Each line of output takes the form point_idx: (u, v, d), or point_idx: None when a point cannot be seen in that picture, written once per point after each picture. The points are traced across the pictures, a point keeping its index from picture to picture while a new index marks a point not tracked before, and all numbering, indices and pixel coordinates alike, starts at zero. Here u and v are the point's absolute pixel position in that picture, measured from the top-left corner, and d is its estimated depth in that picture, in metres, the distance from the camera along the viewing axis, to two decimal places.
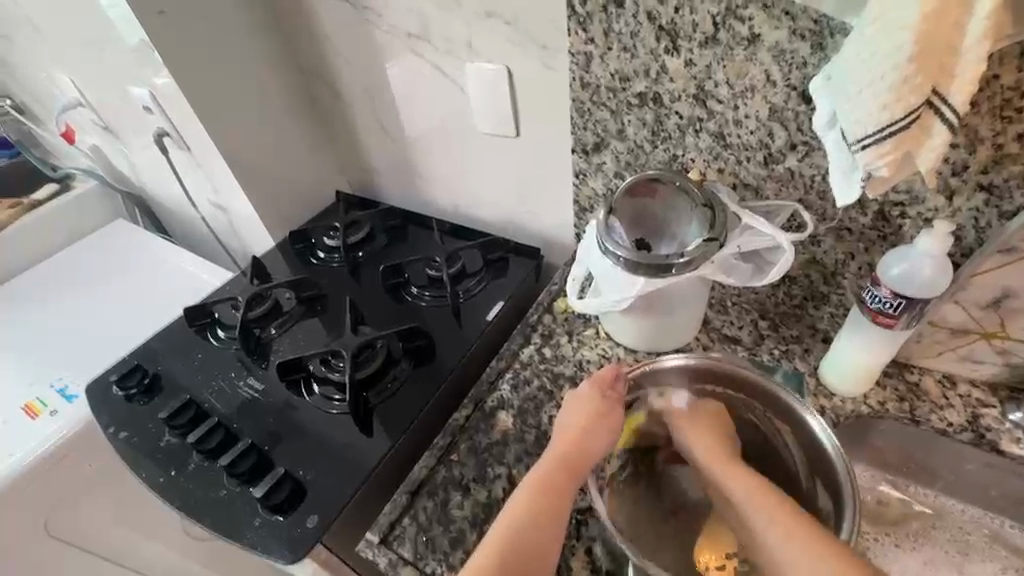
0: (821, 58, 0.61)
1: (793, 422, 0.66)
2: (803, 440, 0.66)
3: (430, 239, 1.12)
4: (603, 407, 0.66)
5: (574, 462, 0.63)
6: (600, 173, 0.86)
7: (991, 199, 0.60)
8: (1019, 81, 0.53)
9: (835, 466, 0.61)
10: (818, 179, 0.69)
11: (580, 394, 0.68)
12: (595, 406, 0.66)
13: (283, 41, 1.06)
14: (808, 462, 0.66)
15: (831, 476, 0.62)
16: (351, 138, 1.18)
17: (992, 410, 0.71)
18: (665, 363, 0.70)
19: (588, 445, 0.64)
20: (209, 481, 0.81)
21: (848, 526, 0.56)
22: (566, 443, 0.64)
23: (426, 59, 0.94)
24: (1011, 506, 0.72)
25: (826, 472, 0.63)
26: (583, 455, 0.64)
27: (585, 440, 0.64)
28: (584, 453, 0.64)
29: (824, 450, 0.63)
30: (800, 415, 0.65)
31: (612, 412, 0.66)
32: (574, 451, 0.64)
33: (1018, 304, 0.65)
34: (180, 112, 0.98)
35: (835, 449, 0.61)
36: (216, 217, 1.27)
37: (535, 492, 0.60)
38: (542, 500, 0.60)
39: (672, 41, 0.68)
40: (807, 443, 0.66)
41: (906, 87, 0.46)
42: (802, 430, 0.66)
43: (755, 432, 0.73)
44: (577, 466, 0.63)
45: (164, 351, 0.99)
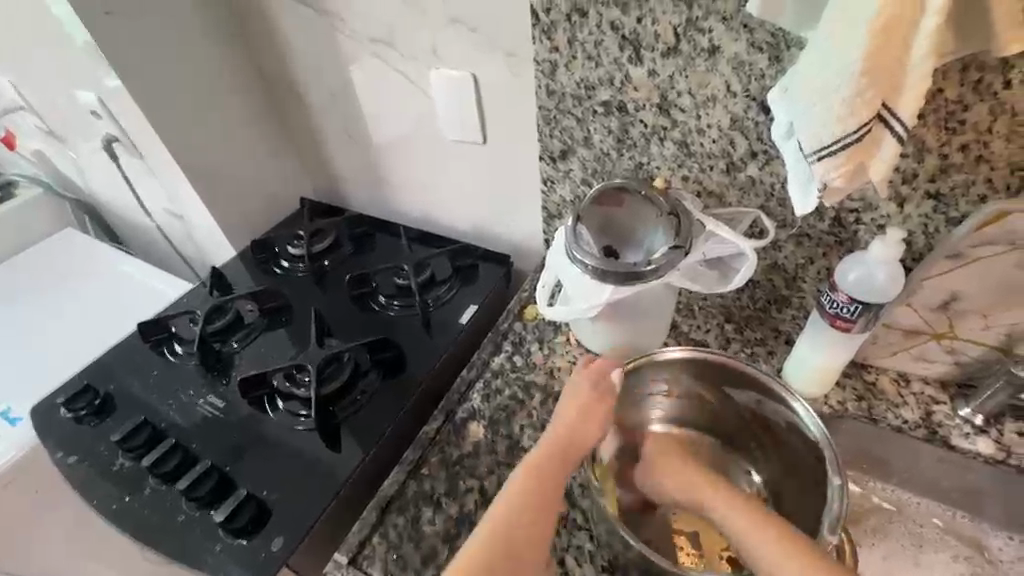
0: (778, 70, 0.63)
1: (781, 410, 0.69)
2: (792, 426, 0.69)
3: (398, 247, 1.10)
4: (594, 403, 0.68)
5: (562, 460, 0.64)
6: (567, 180, 0.86)
7: (939, 206, 0.62)
8: (961, 96, 0.55)
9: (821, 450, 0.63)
10: (778, 187, 0.71)
11: (575, 383, 0.70)
12: (586, 401, 0.68)
13: (243, 45, 1.03)
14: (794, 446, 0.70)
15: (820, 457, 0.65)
16: (314, 144, 1.14)
17: (944, 406, 0.74)
18: (665, 355, 0.71)
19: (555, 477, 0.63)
20: (167, 506, 0.78)
21: (832, 517, 0.58)
22: (556, 438, 0.66)
23: (390, 65, 0.92)
24: (961, 497, 0.75)
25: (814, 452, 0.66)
26: (575, 451, 0.65)
27: (574, 439, 0.65)
28: (573, 452, 0.65)
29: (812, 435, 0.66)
30: (787, 401, 0.67)
31: (605, 404, 0.68)
32: (559, 452, 0.64)
33: (965, 306, 0.68)
34: (132, 119, 0.94)
35: (822, 434, 0.64)
36: (171, 225, 1.21)
37: (525, 495, 0.60)
38: (532, 499, 0.60)
39: (635, 51, 0.69)
40: (792, 427, 0.69)
41: (859, 101, 0.47)
42: (786, 417, 0.69)
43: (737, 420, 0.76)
44: (564, 467, 0.64)
45: (117, 369, 0.95)
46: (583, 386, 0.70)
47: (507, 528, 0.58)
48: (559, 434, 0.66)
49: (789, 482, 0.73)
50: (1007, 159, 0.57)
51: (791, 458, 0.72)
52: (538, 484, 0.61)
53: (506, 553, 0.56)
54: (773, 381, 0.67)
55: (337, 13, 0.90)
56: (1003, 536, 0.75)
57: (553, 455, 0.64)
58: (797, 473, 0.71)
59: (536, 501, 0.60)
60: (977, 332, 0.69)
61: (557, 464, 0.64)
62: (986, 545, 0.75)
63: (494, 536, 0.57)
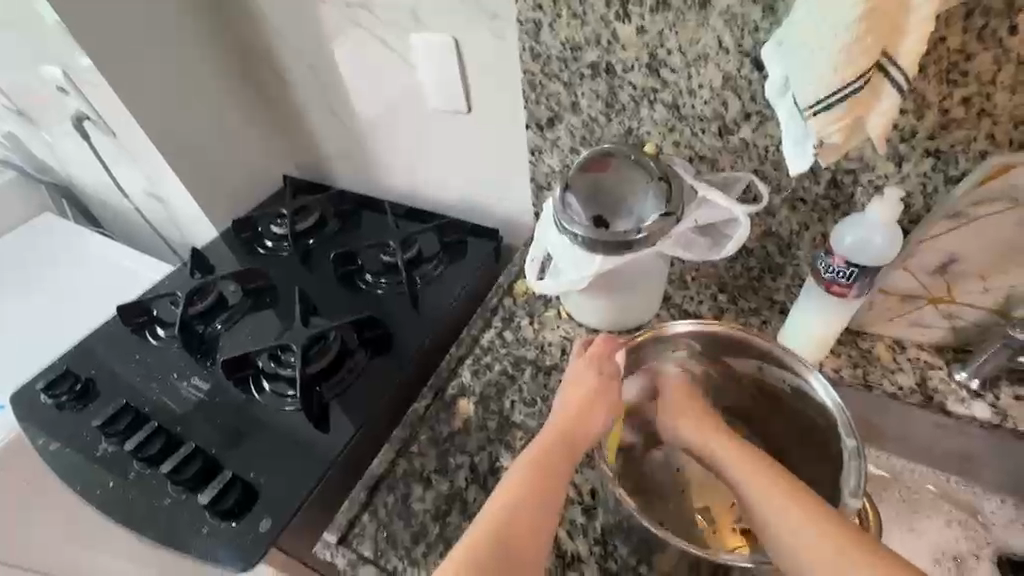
0: (772, 22, 0.60)
1: (792, 381, 0.67)
2: (802, 397, 0.67)
3: (383, 224, 1.07)
4: (600, 389, 0.65)
5: (564, 450, 0.61)
6: (555, 149, 0.83)
7: (939, 164, 0.60)
8: (964, 44, 0.52)
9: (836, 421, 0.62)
10: (772, 149, 0.68)
11: (577, 370, 0.67)
12: (591, 388, 0.65)
13: (217, 13, 0.98)
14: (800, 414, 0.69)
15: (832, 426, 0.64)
16: (294, 118, 1.10)
17: (940, 371, 0.73)
18: (674, 329, 0.69)
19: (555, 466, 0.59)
20: (153, 490, 0.76)
21: (852, 485, 0.58)
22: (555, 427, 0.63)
23: (369, 31, 0.88)
24: (955, 462, 0.75)
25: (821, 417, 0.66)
26: (578, 441, 0.62)
27: (575, 426, 0.63)
28: (577, 442, 0.62)
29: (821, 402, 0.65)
30: (798, 370, 0.65)
31: (611, 389, 0.66)
32: (561, 442, 0.61)
33: (963, 269, 0.66)
34: (101, 95, 0.90)
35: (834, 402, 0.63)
36: (150, 206, 1.18)
37: (524, 489, 0.57)
38: (532, 489, 0.57)
39: (622, 7, 0.65)
40: (801, 394, 0.68)
41: (858, 48, 0.44)
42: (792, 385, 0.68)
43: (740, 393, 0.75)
44: (565, 454, 0.61)
45: (97, 354, 0.92)
46: (587, 374, 0.67)
47: (507, 524, 0.54)
48: (559, 423, 0.63)
49: (796, 447, 0.72)
50: (1010, 112, 0.55)
51: (800, 425, 0.70)
52: (538, 475, 0.58)
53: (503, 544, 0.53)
54: (784, 351, 0.65)
55: None
56: (995, 500, 0.75)
57: (555, 445, 0.61)
58: (805, 439, 0.70)
59: (535, 495, 0.57)
60: (974, 295, 0.68)
61: (557, 451, 0.61)
62: (979, 509, 0.75)
63: (492, 527, 0.54)
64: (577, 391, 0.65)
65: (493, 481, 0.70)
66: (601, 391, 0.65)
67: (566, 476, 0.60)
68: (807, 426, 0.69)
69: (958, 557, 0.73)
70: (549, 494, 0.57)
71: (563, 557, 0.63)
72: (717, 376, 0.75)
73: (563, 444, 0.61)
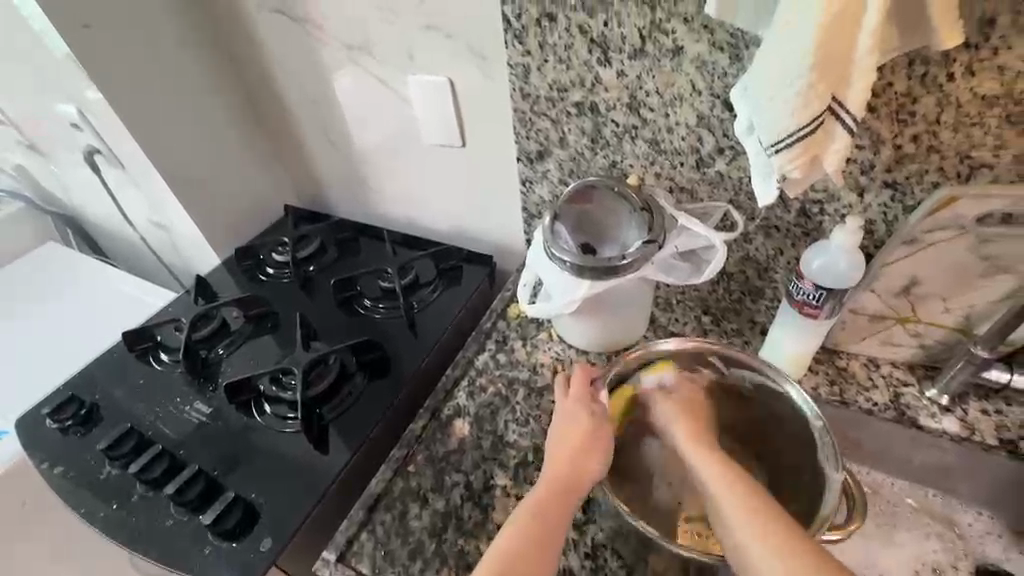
0: (739, 69, 0.65)
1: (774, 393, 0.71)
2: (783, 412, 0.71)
3: (382, 251, 1.11)
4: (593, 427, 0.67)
5: (559, 499, 0.62)
6: (545, 181, 0.88)
7: (896, 195, 0.65)
8: (910, 89, 0.58)
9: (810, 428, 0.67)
10: (745, 181, 0.73)
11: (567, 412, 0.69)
12: (582, 426, 0.67)
13: (224, 54, 1.05)
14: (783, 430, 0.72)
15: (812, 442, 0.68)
16: (296, 151, 1.16)
17: (912, 388, 0.77)
18: (662, 345, 0.74)
19: (551, 512, 0.60)
20: (155, 512, 0.78)
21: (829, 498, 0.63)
22: (551, 467, 0.64)
23: (369, 71, 0.94)
24: (932, 476, 0.78)
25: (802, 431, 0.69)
26: (573, 489, 0.63)
27: (569, 470, 0.64)
28: (572, 486, 0.63)
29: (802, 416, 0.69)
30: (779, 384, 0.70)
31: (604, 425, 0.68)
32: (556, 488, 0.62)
33: (925, 290, 0.71)
34: (114, 130, 0.95)
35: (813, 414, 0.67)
36: (154, 235, 1.22)
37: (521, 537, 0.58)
38: (529, 538, 0.58)
39: (603, 54, 0.71)
40: (785, 411, 0.71)
41: (810, 94, 0.49)
42: (777, 400, 0.71)
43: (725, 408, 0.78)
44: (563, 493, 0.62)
45: (103, 379, 0.95)
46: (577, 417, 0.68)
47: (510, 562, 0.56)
48: (555, 463, 0.64)
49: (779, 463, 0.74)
50: (955, 148, 0.60)
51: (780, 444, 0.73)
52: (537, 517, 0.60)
53: None
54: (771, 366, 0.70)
55: (314, 21, 0.93)
56: (972, 512, 0.78)
57: (551, 493, 0.62)
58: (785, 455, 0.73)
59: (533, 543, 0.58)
60: (939, 315, 0.72)
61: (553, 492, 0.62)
62: (957, 522, 0.78)
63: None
64: (566, 429, 0.67)
65: (487, 499, 0.72)
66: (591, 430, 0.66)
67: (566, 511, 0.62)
68: (791, 441, 0.71)
69: (938, 568, 0.76)
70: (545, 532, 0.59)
71: (555, 571, 0.65)
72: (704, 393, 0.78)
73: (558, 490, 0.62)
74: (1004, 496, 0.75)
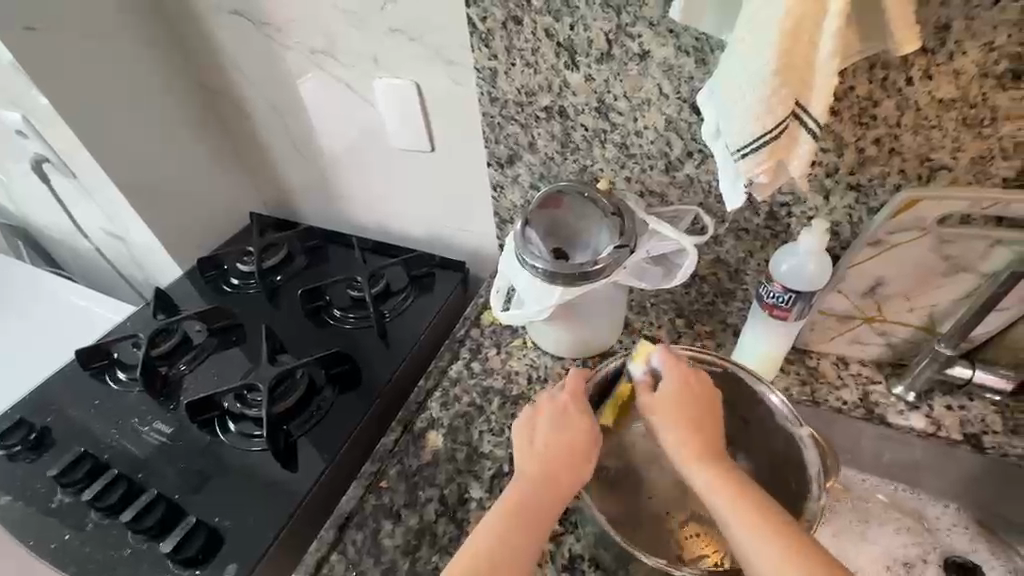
0: (705, 72, 0.65)
1: (757, 400, 0.70)
2: (766, 413, 0.69)
3: (351, 259, 1.08)
4: (571, 435, 0.64)
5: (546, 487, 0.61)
6: (516, 186, 0.87)
7: (860, 197, 0.66)
8: (871, 93, 0.58)
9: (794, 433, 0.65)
10: (714, 185, 0.73)
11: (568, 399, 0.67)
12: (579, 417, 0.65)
13: (181, 57, 1.01)
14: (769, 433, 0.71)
15: (793, 444, 0.66)
16: (260, 158, 1.12)
17: (880, 386, 0.78)
18: None
19: (536, 505, 0.59)
20: (110, 541, 0.74)
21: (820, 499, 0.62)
22: (525, 485, 0.61)
23: (334, 76, 0.91)
24: (901, 471, 0.79)
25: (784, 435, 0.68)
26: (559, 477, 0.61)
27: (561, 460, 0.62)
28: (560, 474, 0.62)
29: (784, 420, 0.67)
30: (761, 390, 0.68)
31: (578, 428, 0.64)
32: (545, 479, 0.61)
33: (890, 291, 0.72)
34: (62, 137, 0.90)
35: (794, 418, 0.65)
36: (110, 246, 1.16)
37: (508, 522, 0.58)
38: (515, 529, 0.58)
39: (570, 57, 0.70)
40: (767, 415, 0.69)
41: (774, 99, 0.49)
42: (760, 403, 0.69)
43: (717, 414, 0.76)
44: (547, 505, 0.60)
45: (54, 401, 0.90)
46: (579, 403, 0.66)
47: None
48: (529, 481, 0.61)
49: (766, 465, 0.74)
50: (915, 151, 0.61)
51: (767, 444, 0.71)
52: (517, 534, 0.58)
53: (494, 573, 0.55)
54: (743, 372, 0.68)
55: (275, 24, 0.90)
56: (939, 505, 0.80)
57: (536, 482, 0.61)
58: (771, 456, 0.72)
59: (519, 530, 0.58)
60: (903, 314, 0.74)
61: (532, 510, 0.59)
62: (925, 515, 0.79)
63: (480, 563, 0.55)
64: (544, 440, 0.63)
65: (462, 514, 0.70)
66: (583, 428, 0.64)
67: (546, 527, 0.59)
68: (778, 445, 0.70)
69: (908, 563, 0.77)
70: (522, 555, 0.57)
71: None
72: None
73: (550, 479, 0.61)
74: (969, 488, 0.77)
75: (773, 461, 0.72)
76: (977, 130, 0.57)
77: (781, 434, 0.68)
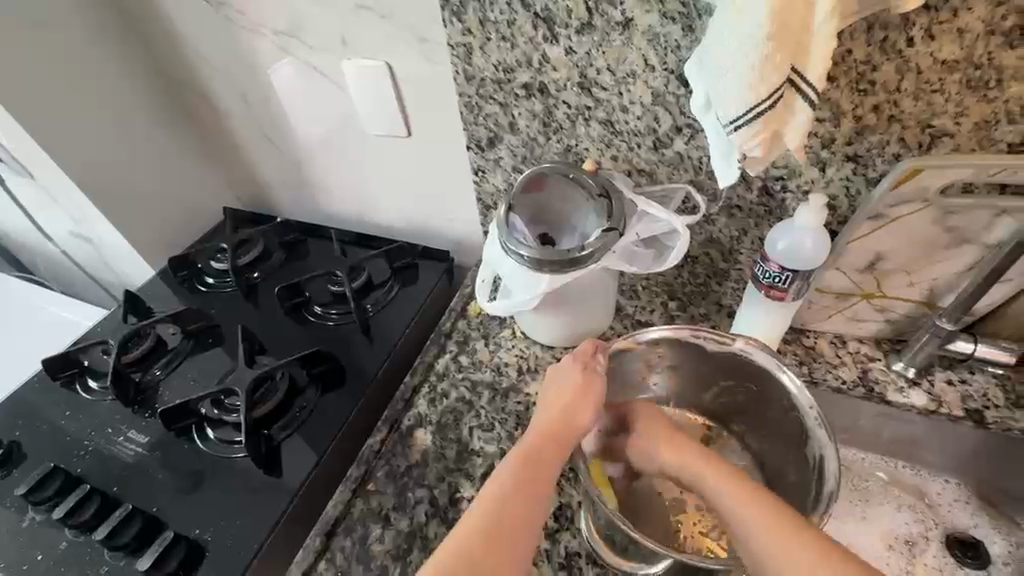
0: (692, 41, 0.61)
1: (766, 380, 0.67)
2: (776, 395, 0.67)
3: (331, 252, 1.03)
4: (568, 416, 0.62)
5: (536, 465, 0.58)
6: (498, 169, 0.83)
7: (858, 168, 0.63)
8: (869, 56, 0.55)
9: (806, 413, 0.63)
10: (705, 161, 0.70)
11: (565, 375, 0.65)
12: (572, 390, 0.63)
13: (137, 42, 0.94)
14: (778, 415, 0.69)
15: (804, 426, 0.65)
16: (229, 150, 1.06)
17: (879, 363, 0.76)
18: (643, 336, 0.68)
19: (531, 482, 0.57)
20: (87, 559, 0.71)
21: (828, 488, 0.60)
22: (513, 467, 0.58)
23: (298, 58, 0.86)
24: (902, 448, 0.78)
25: (795, 417, 0.66)
26: (551, 455, 0.59)
27: (559, 434, 0.61)
28: (560, 451, 0.60)
29: (796, 403, 0.64)
30: (774, 373, 0.65)
31: (593, 398, 0.64)
32: (544, 452, 0.59)
33: (890, 266, 0.70)
34: (11, 134, 0.85)
35: (809, 402, 0.63)
36: (75, 248, 1.11)
37: (495, 500, 0.55)
38: (504, 507, 0.54)
39: (549, 29, 0.66)
40: (777, 396, 0.67)
41: (768, 66, 0.46)
42: (771, 385, 0.67)
43: (726, 396, 0.74)
44: (543, 476, 0.58)
45: (22, 415, 0.86)
46: (572, 379, 0.64)
47: (478, 558, 0.51)
48: (520, 463, 0.58)
49: (772, 448, 0.72)
50: (916, 118, 0.57)
51: (779, 420, 0.69)
52: (519, 496, 0.55)
53: (484, 553, 0.51)
54: (760, 354, 0.65)
55: (235, 5, 0.84)
56: (940, 481, 0.78)
57: (532, 457, 0.59)
58: (778, 439, 0.70)
59: (511, 508, 0.54)
60: (903, 290, 0.71)
61: (534, 477, 0.57)
62: (926, 492, 0.78)
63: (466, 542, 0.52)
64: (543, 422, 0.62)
65: (454, 514, 0.68)
66: (581, 405, 0.63)
67: (542, 505, 0.56)
68: (788, 427, 0.68)
69: (910, 540, 0.76)
70: (520, 527, 0.54)
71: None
72: (696, 379, 0.74)
73: (544, 457, 0.59)
74: (969, 463, 0.75)
75: (780, 444, 0.70)
76: (981, 92, 0.54)
77: (794, 417, 0.66)
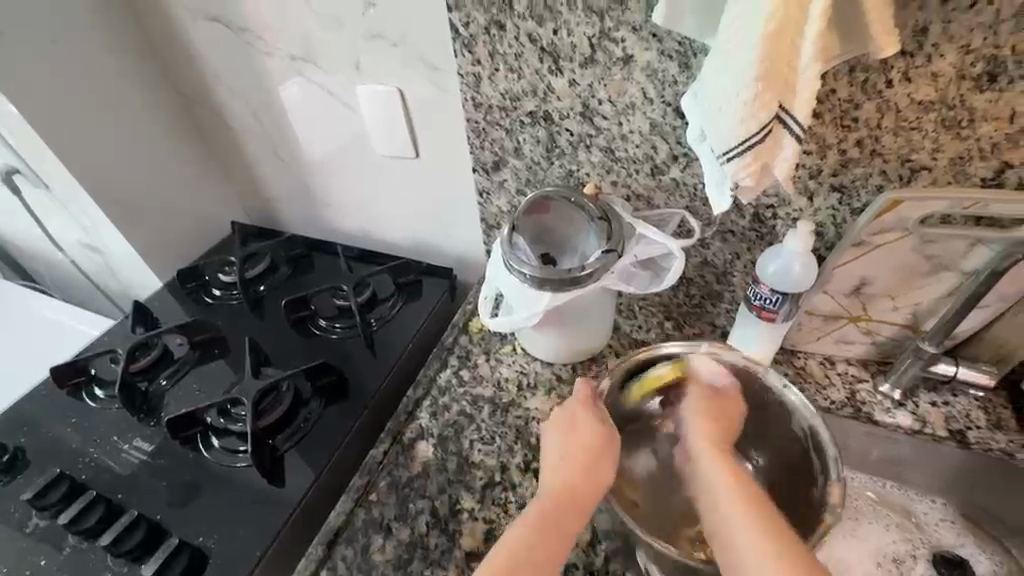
0: (688, 76, 0.65)
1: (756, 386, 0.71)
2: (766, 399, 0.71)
3: (337, 267, 1.06)
4: (585, 457, 0.64)
5: (556, 509, 0.60)
6: (502, 191, 0.86)
7: (843, 199, 0.67)
8: (852, 95, 0.59)
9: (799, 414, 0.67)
10: (699, 187, 0.73)
11: (580, 413, 0.67)
12: (586, 429, 0.65)
13: (156, 62, 0.98)
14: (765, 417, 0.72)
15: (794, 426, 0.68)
16: (241, 167, 1.10)
17: (866, 384, 0.79)
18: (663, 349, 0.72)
19: (552, 527, 0.59)
20: (90, 565, 0.72)
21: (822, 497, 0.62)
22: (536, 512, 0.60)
23: (315, 83, 0.90)
24: (888, 467, 0.80)
25: (784, 417, 0.70)
26: (571, 498, 0.61)
27: (577, 474, 0.63)
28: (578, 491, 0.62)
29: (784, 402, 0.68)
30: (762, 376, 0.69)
31: (607, 434, 0.65)
32: (563, 494, 0.61)
33: (875, 290, 0.73)
34: (33, 149, 0.88)
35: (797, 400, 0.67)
36: (85, 258, 1.13)
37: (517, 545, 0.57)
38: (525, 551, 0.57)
39: (554, 62, 0.70)
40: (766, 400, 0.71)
41: (758, 103, 0.49)
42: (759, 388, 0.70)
43: None
44: (565, 519, 0.60)
45: (27, 421, 0.87)
46: (586, 416, 0.66)
47: None
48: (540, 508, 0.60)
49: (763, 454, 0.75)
50: (896, 153, 0.61)
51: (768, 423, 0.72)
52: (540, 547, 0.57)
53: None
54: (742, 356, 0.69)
55: (254, 31, 0.88)
56: (927, 501, 0.80)
57: (552, 501, 0.61)
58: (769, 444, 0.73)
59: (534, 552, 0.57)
60: (888, 313, 0.74)
61: (556, 521, 0.59)
62: (913, 512, 0.80)
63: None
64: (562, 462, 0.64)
65: (454, 526, 0.69)
66: (597, 442, 0.65)
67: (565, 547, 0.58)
68: (778, 430, 0.71)
69: (898, 558, 0.77)
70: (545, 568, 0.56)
71: None
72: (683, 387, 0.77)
73: (563, 500, 0.61)
74: (954, 482, 0.78)
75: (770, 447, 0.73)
76: (956, 131, 0.58)
77: (782, 416, 0.70)
